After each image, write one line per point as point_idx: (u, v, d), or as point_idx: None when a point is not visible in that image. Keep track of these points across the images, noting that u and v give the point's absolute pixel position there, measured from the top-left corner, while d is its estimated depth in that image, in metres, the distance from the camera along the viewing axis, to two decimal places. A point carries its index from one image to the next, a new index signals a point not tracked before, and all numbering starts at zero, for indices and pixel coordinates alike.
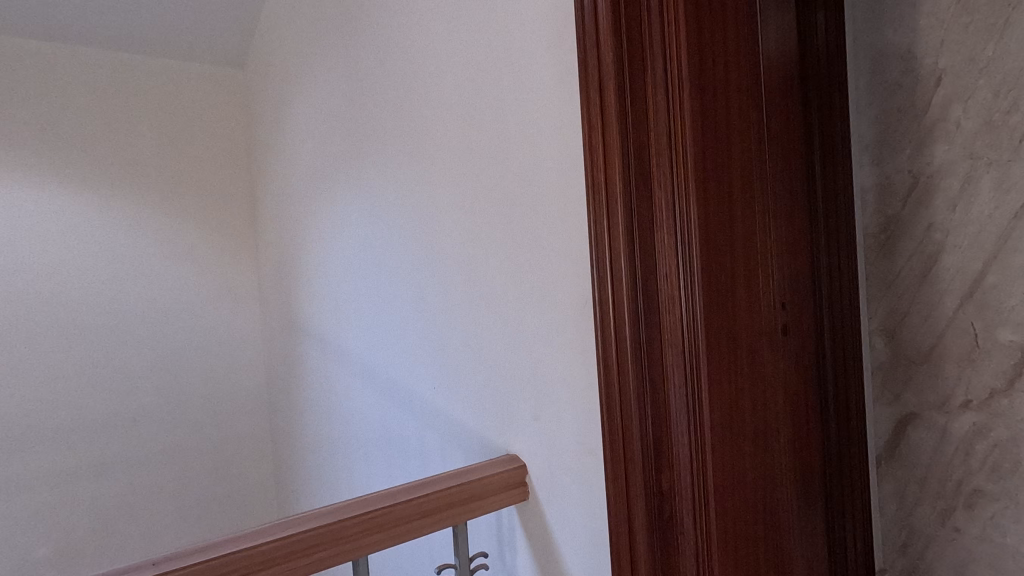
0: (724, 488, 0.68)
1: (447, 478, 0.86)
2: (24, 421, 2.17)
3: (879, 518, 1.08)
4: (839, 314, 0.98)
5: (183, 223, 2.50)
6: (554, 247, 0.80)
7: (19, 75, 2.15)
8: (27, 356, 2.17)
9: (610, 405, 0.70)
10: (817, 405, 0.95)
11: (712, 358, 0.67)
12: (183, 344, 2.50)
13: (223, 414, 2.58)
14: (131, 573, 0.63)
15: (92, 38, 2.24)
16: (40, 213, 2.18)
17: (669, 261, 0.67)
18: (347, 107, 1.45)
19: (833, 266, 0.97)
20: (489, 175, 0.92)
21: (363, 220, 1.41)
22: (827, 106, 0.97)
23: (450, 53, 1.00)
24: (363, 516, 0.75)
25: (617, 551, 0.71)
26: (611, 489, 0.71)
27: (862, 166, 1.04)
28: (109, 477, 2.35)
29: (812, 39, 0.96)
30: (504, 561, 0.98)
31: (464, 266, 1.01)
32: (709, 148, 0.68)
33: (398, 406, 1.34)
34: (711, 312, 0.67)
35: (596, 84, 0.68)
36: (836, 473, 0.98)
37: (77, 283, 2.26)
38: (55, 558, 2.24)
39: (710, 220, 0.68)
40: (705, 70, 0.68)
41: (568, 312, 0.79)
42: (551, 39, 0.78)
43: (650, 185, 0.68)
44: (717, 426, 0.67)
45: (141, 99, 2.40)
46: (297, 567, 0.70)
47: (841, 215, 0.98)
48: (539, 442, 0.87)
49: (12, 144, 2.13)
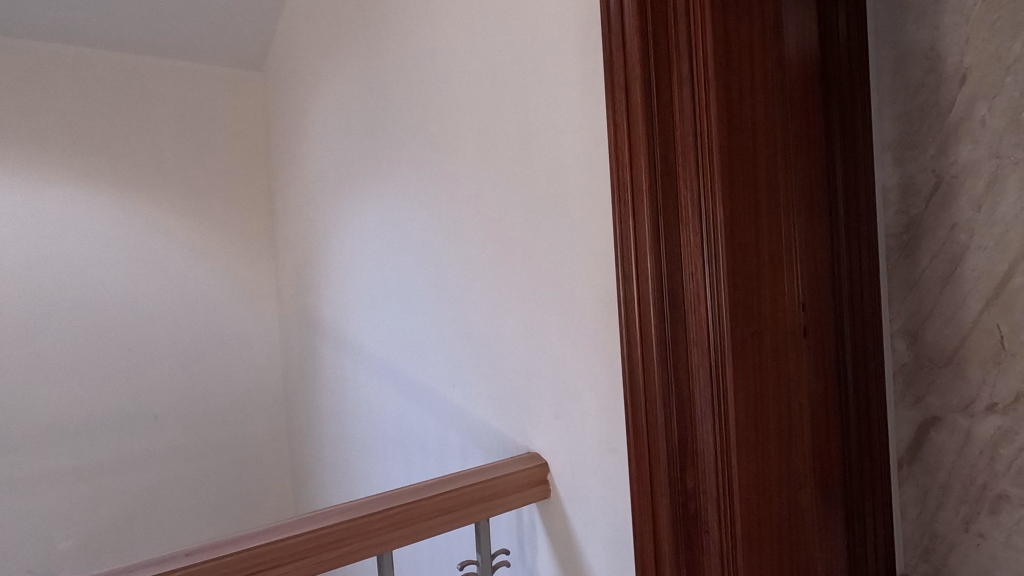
0: (749, 488, 0.68)
1: (470, 475, 0.87)
2: (50, 416, 2.22)
3: (900, 522, 1.06)
4: (861, 315, 0.97)
5: (204, 223, 2.54)
6: (576, 246, 0.81)
7: (44, 79, 2.20)
8: (53, 353, 2.22)
9: (635, 404, 0.71)
10: (838, 406, 0.95)
11: (738, 357, 0.67)
12: (204, 342, 2.54)
13: (242, 412, 2.61)
14: (164, 563, 0.64)
15: (117, 43, 2.29)
16: (65, 214, 2.24)
17: (694, 260, 0.67)
18: (367, 109, 1.46)
19: (856, 267, 0.96)
20: (510, 175, 0.93)
21: (382, 222, 1.43)
22: (850, 104, 0.96)
23: (472, 53, 1.01)
24: (388, 511, 0.76)
25: (641, 549, 0.72)
26: (635, 487, 0.72)
27: (884, 166, 1.03)
28: (131, 472, 2.40)
29: (834, 37, 0.95)
30: (525, 559, 0.99)
31: (485, 266, 1.02)
32: (734, 147, 0.68)
33: (416, 404, 1.35)
34: (736, 312, 0.67)
35: (621, 83, 0.68)
36: (858, 475, 0.97)
37: (102, 282, 2.32)
38: (78, 551, 2.29)
39: (736, 219, 0.68)
40: (731, 70, 0.67)
41: (591, 311, 0.79)
42: (575, 39, 0.78)
43: (676, 185, 0.68)
44: (741, 426, 0.67)
45: (164, 101, 2.45)
46: (324, 560, 0.71)
47: (864, 214, 0.97)
48: (560, 440, 0.88)
49: (40, 146, 2.19)
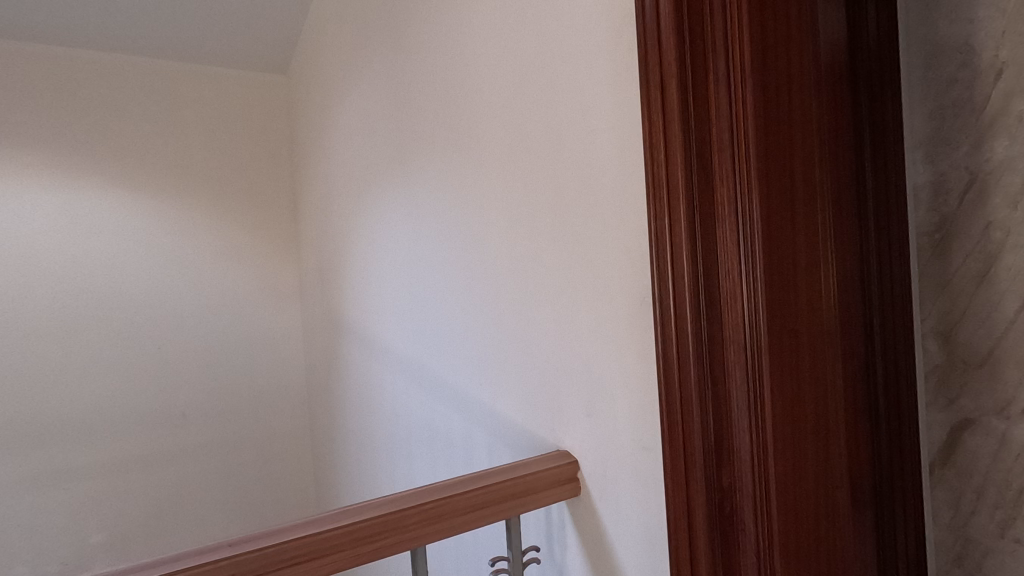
0: (787, 487, 0.67)
1: (501, 471, 0.88)
2: (84, 412, 2.29)
3: (932, 530, 0.95)
4: (891, 317, 0.90)
5: (230, 224, 2.59)
6: (609, 245, 0.81)
7: (77, 85, 2.27)
8: (87, 351, 2.29)
9: (670, 401, 0.71)
10: (870, 411, 0.91)
11: (775, 355, 0.67)
12: (230, 341, 2.58)
13: (267, 411, 2.65)
14: (208, 552, 0.66)
15: (148, 49, 2.36)
16: (98, 216, 2.31)
17: (731, 257, 0.67)
18: (392, 110, 1.49)
19: (886, 268, 0.90)
20: (540, 174, 0.94)
21: (409, 222, 1.44)
22: (879, 99, 0.89)
23: (501, 52, 1.02)
24: (423, 505, 0.78)
25: (676, 547, 0.72)
26: (670, 486, 0.72)
27: (915, 164, 0.92)
28: (159, 468, 2.45)
29: (863, 32, 0.89)
30: (554, 558, 0.99)
31: (513, 264, 1.03)
32: (771, 144, 0.67)
33: (442, 402, 1.37)
34: (774, 310, 0.67)
35: (657, 82, 0.69)
36: (888, 483, 0.91)
37: (133, 281, 2.38)
38: (108, 545, 2.35)
39: (774, 216, 0.67)
40: (767, 66, 0.67)
41: (625, 309, 0.79)
42: (609, 38, 0.78)
43: (713, 181, 0.68)
44: (780, 424, 0.67)
45: (192, 105, 2.51)
46: (361, 554, 0.72)
47: (898, 213, 0.90)
48: (592, 437, 0.88)
49: (76, 150, 2.27)
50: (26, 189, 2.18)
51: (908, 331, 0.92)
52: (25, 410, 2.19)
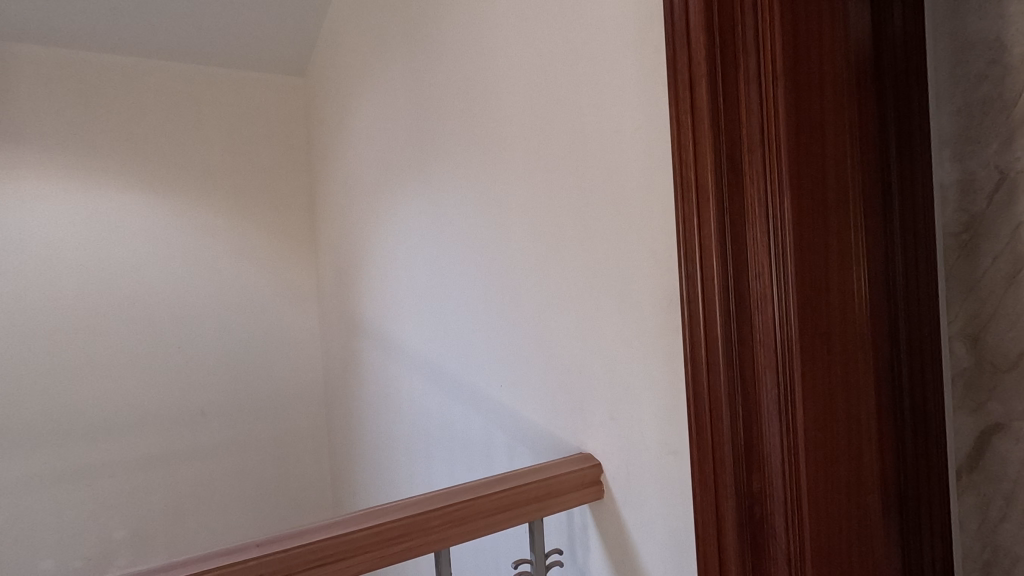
0: (820, 494, 0.66)
1: (525, 474, 0.87)
2: (108, 410, 2.34)
3: (958, 535, 0.88)
4: (917, 324, 0.83)
5: (250, 225, 2.61)
6: (634, 246, 0.81)
7: (102, 89, 2.32)
8: (110, 349, 2.34)
9: (698, 404, 0.71)
10: (895, 422, 0.84)
11: (808, 359, 0.65)
12: (249, 341, 2.61)
13: (285, 410, 2.68)
14: (237, 552, 0.67)
15: (170, 53, 2.40)
16: (122, 217, 2.36)
17: (761, 260, 0.66)
18: (412, 111, 1.49)
19: (911, 272, 0.83)
20: (563, 174, 0.94)
21: (429, 224, 1.44)
22: (906, 94, 0.82)
23: (524, 53, 1.01)
24: (447, 508, 0.78)
25: (704, 551, 0.72)
26: (698, 490, 0.72)
27: (942, 163, 0.85)
28: (179, 466, 2.48)
29: (889, 28, 0.82)
30: (577, 560, 0.98)
31: (535, 265, 1.03)
32: (804, 144, 0.66)
33: (461, 404, 1.37)
34: (807, 312, 0.66)
35: (686, 81, 0.69)
36: (913, 497, 0.84)
37: (156, 281, 2.42)
38: (131, 541, 2.39)
39: (806, 217, 0.66)
40: (800, 64, 0.66)
41: (652, 310, 0.79)
42: (635, 38, 0.78)
43: (743, 182, 0.67)
44: (813, 431, 0.65)
45: (212, 107, 2.53)
46: (386, 555, 0.73)
47: (925, 218, 0.83)
48: (615, 439, 0.87)
49: (100, 154, 2.32)
50: (53, 192, 2.23)
51: (935, 336, 0.84)
52: (51, 407, 2.24)
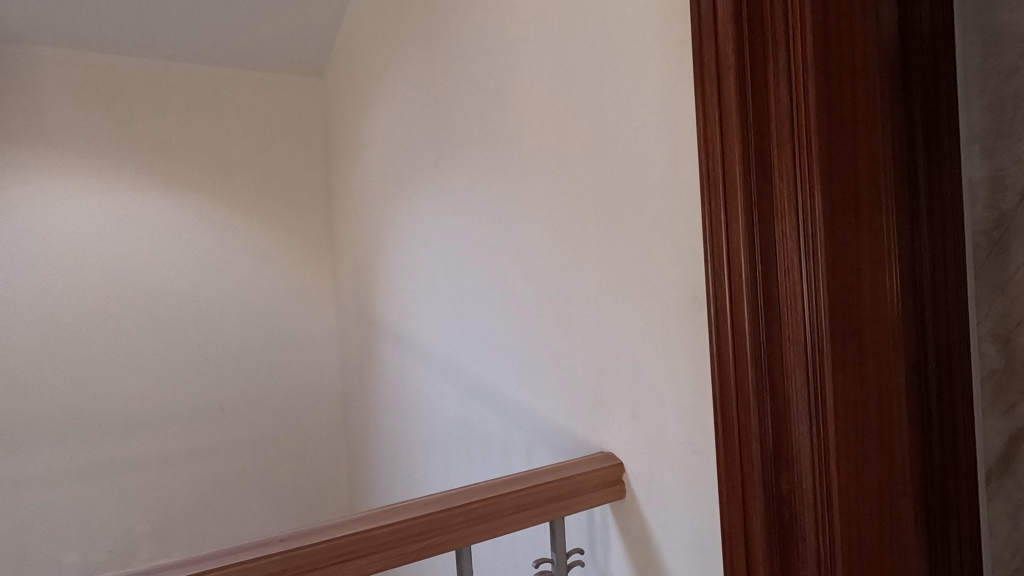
0: (851, 497, 0.64)
1: (546, 472, 0.86)
2: (130, 405, 2.38)
3: (987, 541, 0.85)
4: (947, 324, 0.80)
5: (268, 225, 2.64)
6: (658, 242, 0.80)
7: (125, 91, 2.36)
8: (133, 346, 2.38)
9: (725, 404, 0.70)
10: (928, 426, 0.80)
11: (839, 359, 0.63)
12: (267, 339, 2.63)
13: (303, 408, 2.70)
14: (262, 547, 0.67)
15: (191, 55, 2.43)
16: (144, 217, 2.40)
17: (791, 256, 0.65)
18: (431, 109, 1.49)
19: (939, 269, 0.80)
20: (584, 171, 0.93)
21: (447, 225, 1.45)
22: (934, 88, 0.79)
23: (545, 50, 1.01)
24: (468, 505, 0.77)
25: (730, 552, 0.71)
26: (726, 491, 0.71)
27: (972, 159, 0.82)
28: (199, 462, 2.51)
29: (916, 21, 0.79)
30: (597, 560, 0.97)
31: (556, 262, 1.02)
32: (835, 137, 0.64)
33: (480, 402, 1.36)
34: (839, 310, 0.64)
35: (713, 75, 0.68)
36: (943, 502, 0.81)
37: (176, 280, 2.46)
38: (152, 535, 2.42)
39: (838, 212, 0.64)
40: (831, 55, 0.64)
41: (676, 308, 0.78)
42: (660, 32, 0.77)
43: (772, 177, 0.66)
44: (844, 432, 0.64)
45: (232, 108, 2.56)
46: (408, 552, 0.73)
47: (953, 215, 0.80)
48: (637, 438, 0.86)
49: (123, 154, 2.36)
50: (77, 193, 2.27)
51: (965, 337, 0.81)
52: (76, 403, 2.28)
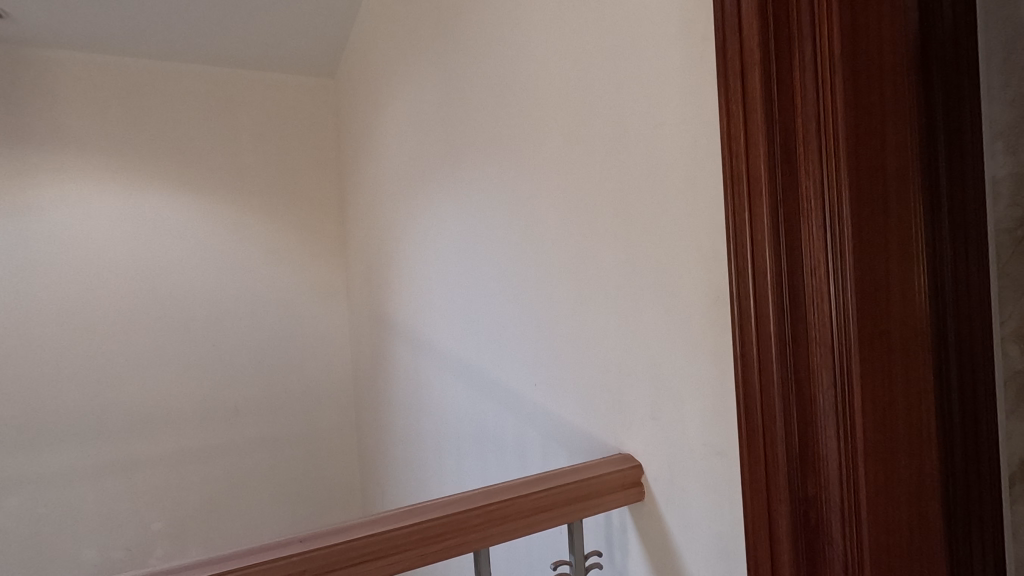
0: (880, 501, 0.63)
1: (564, 473, 0.86)
2: (145, 405, 2.40)
3: (1012, 546, 0.83)
4: (971, 326, 0.78)
5: (282, 226, 2.66)
6: (679, 241, 0.79)
7: (140, 93, 2.38)
8: (148, 346, 2.40)
9: (749, 405, 0.69)
10: (952, 430, 0.78)
11: (867, 360, 0.62)
12: (281, 338, 2.65)
13: (315, 407, 2.71)
14: (281, 548, 0.67)
15: (204, 57, 2.45)
16: (160, 218, 2.42)
17: (817, 254, 0.64)
18: (444, 109, 1.49)
19: (962, 268, 0.77)
20: (602, 170, 0.92)
21: (461, 225, 1.44)
22: (955, 84, 0.77)
23: (562, 48, 1.00)
24: (487, 507, 0.77)
25: (754, 555, 0.70)
26: (749, 494, 0.70)
27: (994, 156, 0.80)
28: (213, 460, 2.53)
29: (938, 13, 0.77)
30: (615, 562, 0.96)
31: (573, 262, 1.01)
32: (863, 133, 0.63)
33: (494, 402, 1.36)
34: (867, 310, 0.62)
35: (737, 71, 0.67)
36: (968, 509, 0.78)
37: (191, 280, 2.48)
38: (168, 533, 2.44)
39: (866, 208, 0.63)
40: (859, 49, 0.62)
41: (698, 310, 0.76)
42: (681, 30, 0.76)
43: (798, 174, 0.65)
44: (873, 435, 0.62)
45: (244, 108, 2.58)
46: (427, 554, 0.72)
47: (975, 213, 0.78)
48: (657, 440, 0.85)
49: (138, 155, 2.38)
50: (93, 194, 2.30)
51: (988, 338, 0.79)
52: (93, 402, 2.31)
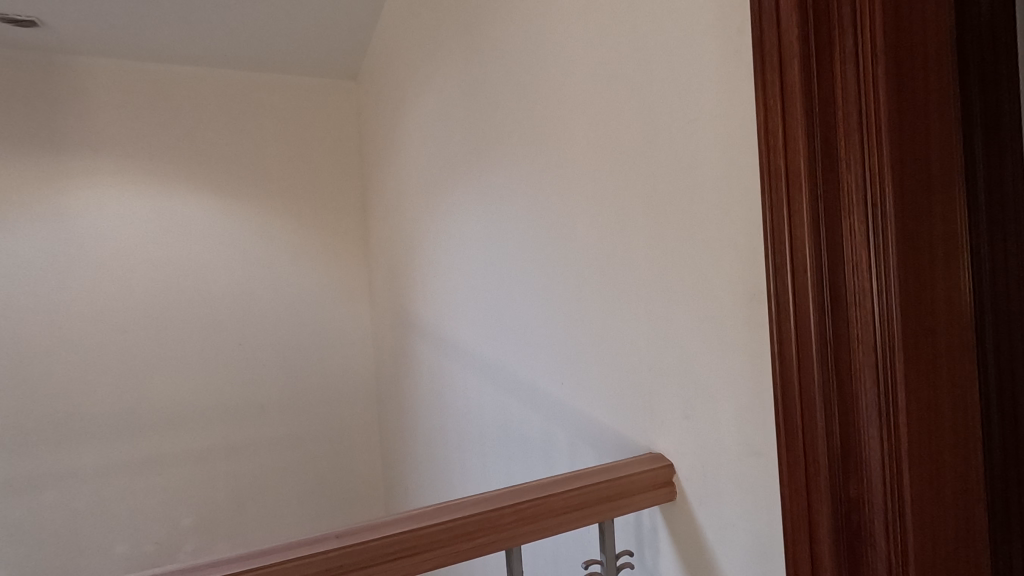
0: (925, 503, 0.61)
1: (595, 472, 0.85)
2: (175, 402, 2.45)
3: None
4: (1014, 326, 0.75)
5: (306, 228, 2.69)
6: (712, 238, 0.78)
7: (169, 98, 2.44)
8: (177, 345, 2.45)
9: (787, 405, 0.68)
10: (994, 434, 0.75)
11: (912, 358, 0.61)
12: (305, 338, 2.68)
13: (339, 406, 2.74)
14: (318, 543, 0.68)
15: (231, 62, 2.49)
16: (188, 220, 2.47)
17: (859, 251, 0.63)
18: (469, 110, 1.50)
19: (1003, 266, 0.75)
20: (632, 168, 0.92)
21: (487, 224, 1.44)
22: (995, 77, 0.74)
23: (590, 48, 1.00)
24: (520, 505, 0.77)
25: (793, 556, 0.68)
26: (788, 494, 0.68)
27: None
28: (240, 457, 2.57)
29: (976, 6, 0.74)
30: (646, 562, 0.95)
31: (602, 261, 1.01)
32: (907, 126, 0.61)
33: (520, 401, 1.36)
34: (912, 309, 0.61)
35: (775, 66, 0.66)
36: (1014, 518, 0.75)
37: (219, 280, 2.52)
38: (197, 528, 2.50)
39: (910, 204, 0.61)
40: (902, 41, 0.61)
41: (734, 307, 0.75)
42: (714, 26, 0.75)
43: (838, 170, 0.64)
44: (918, 434, 0.61)
45: (270, 111, 2.62)
46: (461, 551, 0.73)
47: (1015, 209, 0.76)
48: (689, 438, 0.84)
49: (167, 159, 2.43)
50: (124, 197, 2.36)
51: None
52: (125, 400, 2.37)
